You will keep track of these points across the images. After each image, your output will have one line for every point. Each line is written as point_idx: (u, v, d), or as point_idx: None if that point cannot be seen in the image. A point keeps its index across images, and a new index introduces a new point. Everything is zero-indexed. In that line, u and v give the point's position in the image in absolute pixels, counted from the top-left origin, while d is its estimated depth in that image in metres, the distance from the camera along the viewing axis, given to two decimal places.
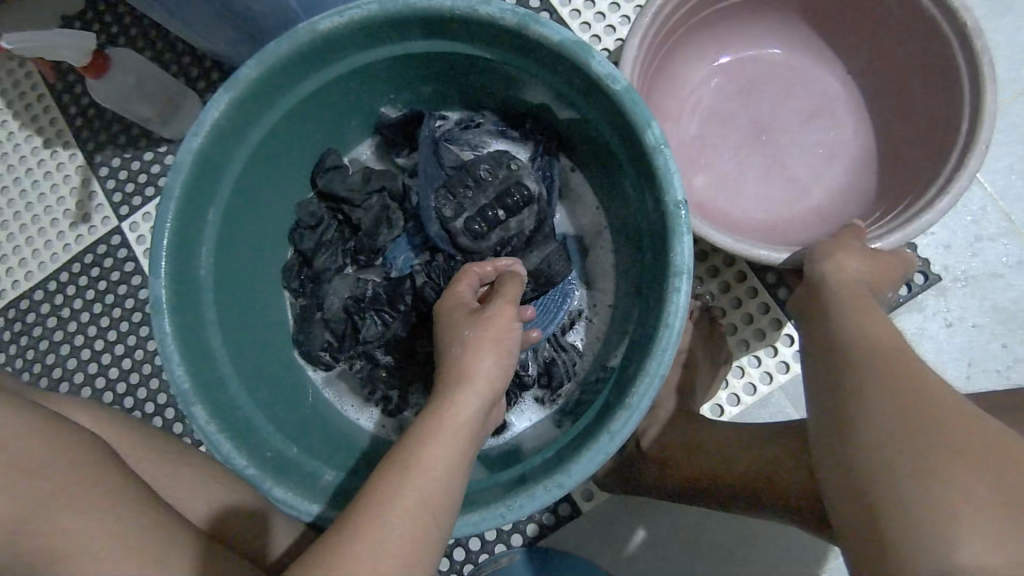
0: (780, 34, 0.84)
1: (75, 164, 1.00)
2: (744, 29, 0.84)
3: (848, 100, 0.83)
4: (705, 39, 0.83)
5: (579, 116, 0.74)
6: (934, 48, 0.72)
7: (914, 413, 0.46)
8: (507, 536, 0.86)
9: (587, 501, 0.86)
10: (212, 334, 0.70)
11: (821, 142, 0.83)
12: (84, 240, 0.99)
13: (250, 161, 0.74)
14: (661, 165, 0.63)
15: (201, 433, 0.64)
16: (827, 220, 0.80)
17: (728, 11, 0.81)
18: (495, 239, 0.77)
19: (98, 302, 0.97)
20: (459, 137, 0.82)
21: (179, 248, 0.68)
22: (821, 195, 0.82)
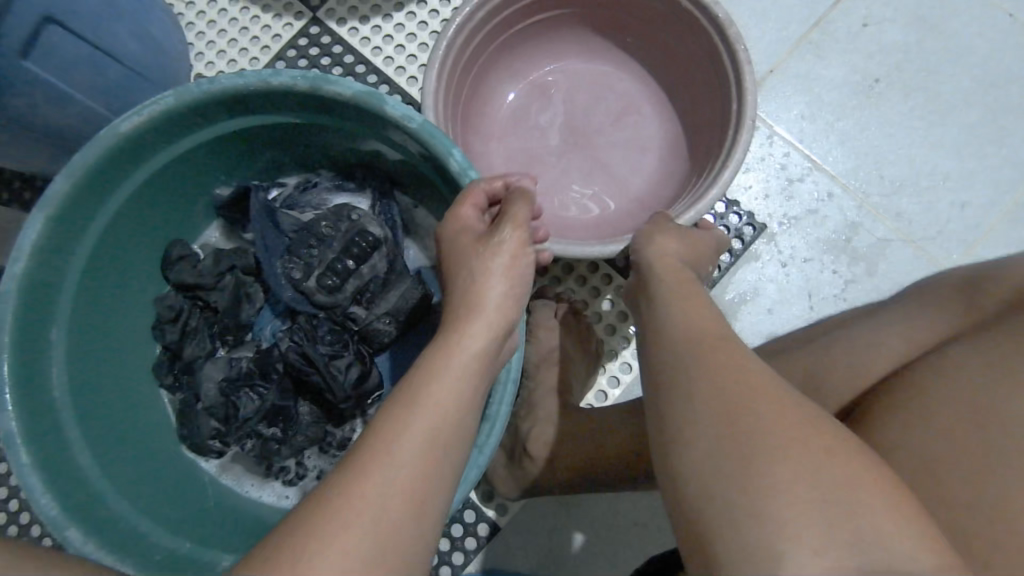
0: (576, 45, 0.90)
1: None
2: (544, 46, 0.90)
3: (650, 95, 0.90)
4: (510, 61, 0.89)
5: (401, 158, 0.79)
6: (695, 38, 0.79)
7: (724, 402, 0.46)
8: (434, 571, 0.86)
9: (502, 516, 0.88)
10: (79, 455, 0.70)
11: (633, 136, 0.89)
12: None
13: (87, 272, 0.74)
14: (469, 185, 0.67)
15: (80, 556, 0.63)
16: (648, 204, 0.86)
17: (525, 31, 0.86)
18: (351, 288, 0.80)
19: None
20: (298, 201, 0.84)
21: (23, 378, 0.67)
22: (642, 184, 0.87)
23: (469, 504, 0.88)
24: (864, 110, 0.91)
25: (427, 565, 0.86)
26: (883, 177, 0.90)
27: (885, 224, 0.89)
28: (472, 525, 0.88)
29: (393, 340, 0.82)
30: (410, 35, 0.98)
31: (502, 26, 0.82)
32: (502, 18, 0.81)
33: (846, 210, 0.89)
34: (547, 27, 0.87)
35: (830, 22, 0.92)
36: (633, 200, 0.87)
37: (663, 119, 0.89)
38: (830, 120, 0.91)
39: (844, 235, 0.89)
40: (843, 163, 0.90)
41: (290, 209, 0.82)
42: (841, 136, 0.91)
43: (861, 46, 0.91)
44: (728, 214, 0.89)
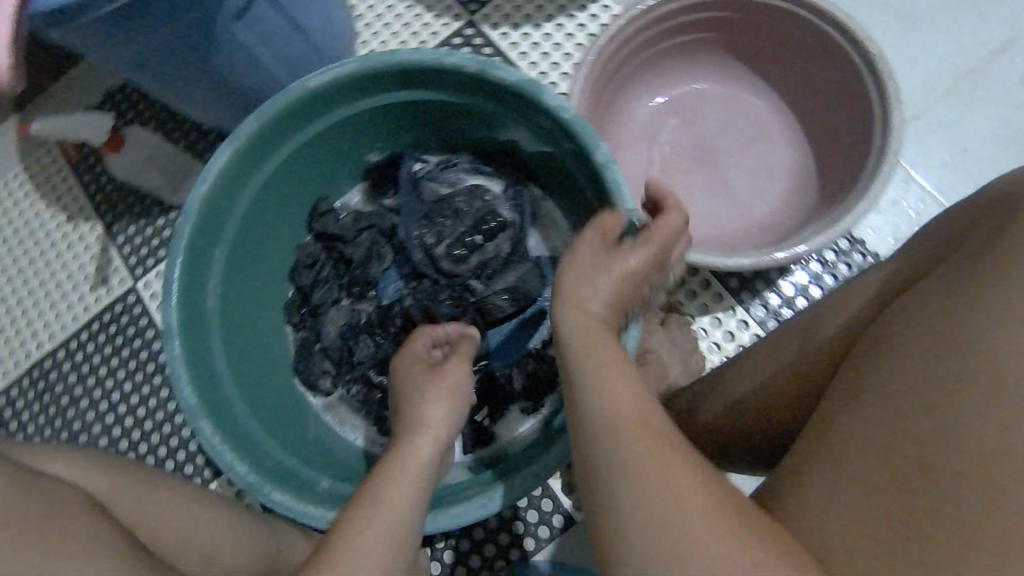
0: (719, 68, 0.92)
1: (94, 235, 1.07)
2: (688, 65, 0.92)
3: (784, 124, 0.91)
4: (652, 78, 0.92)
5: (544, 152, 0.83)
6: (847, 73, 0.81)
7: (667, 483, 0.41)
8: (506, 550, 0.88)
9: (579, 510, 0.88)
10: (218, 361, 0.78)
11: (762, 162, 0.90)
12: (102, 302, 1.05)
13: (252, 205, 0.83)
14: (611, 179, 0.71)
15: (207, 445, 0.71)
16: (771, 230, 0.87)
17: (669, 49, 0.90)
18: (474, 262, 0.85)
19: (116, 356, 1.03)
20: (440, 176, 0.90)
21: (187, 283, 0.76)
22: (765, 209, 0.88)
23: (548, 493, 0.89)
24: (1011, 166, 0.89)
25: (500, 543, 0.88)
26: None
27: None
28: (548, 514, 0.89)
29: (505, 317, 0.85)
30: (565, 40, 0.99)
31: (649, 41, 0.86)
32: (651, 34, 0.86)
33: None
34: (692, 47, 0.90)
35: (981, 76, 0.91)
36: (755, 223, 0.88)
37: (796, 150, 0.90)
38: (971, 173, 0.89)
39: None
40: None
41: (431, 182, 0.89)
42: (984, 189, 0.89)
43: (1013, 103, 0.90)
44: (852, 251, 0.89)
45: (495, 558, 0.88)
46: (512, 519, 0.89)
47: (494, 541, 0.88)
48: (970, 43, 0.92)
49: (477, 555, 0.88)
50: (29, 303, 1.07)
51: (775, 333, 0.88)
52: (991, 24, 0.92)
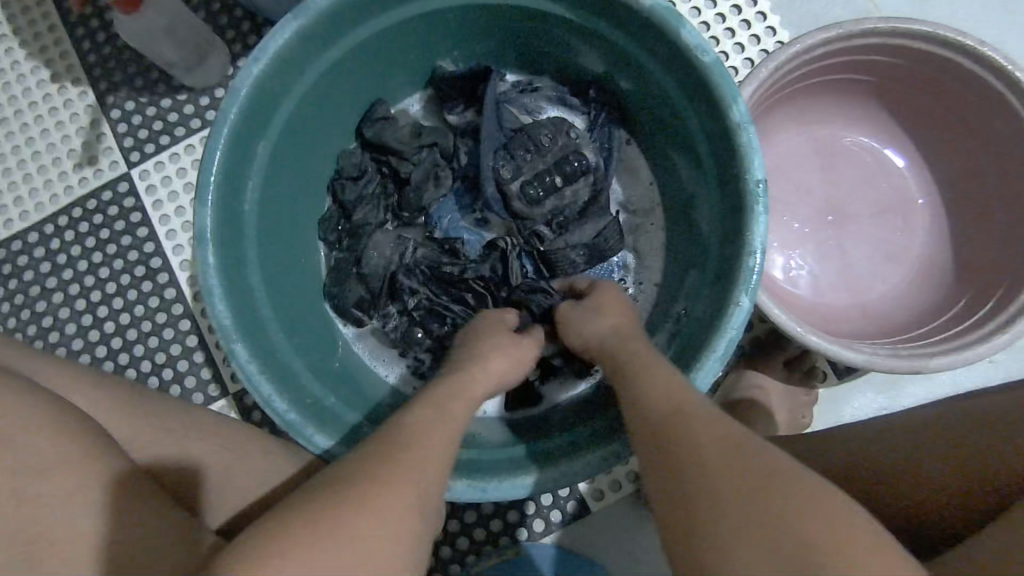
0: (875, 123, 0.82)
1: (84, 103, 0.83)
2: (843, 111, 0.82)
3: (926, 207, 0.81)
4: (801, 108, 0.81)
5: (643, 91, 0.73)
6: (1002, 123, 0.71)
7: (751, 497, 0.40)
8: (513, 528, 0.81)
9: (598, 501, 0.80)
10: (252, 276, 0.66)
11: (884, 241, 0.81)
12: (87, 185, 0.83)
13: (307, 96, 0.70)
14: (745, 143, 0.60)
15: (242, 372, 0.60)
16: (879, 314, 0.79)
17: (829, 85, 0.79)
18: (549, 206, 0.75)
19: (99, 252, 0.81)
20: (516, 100, 0.79)
21: (228, 177, 0.63)
22: (876, 296, 0.80)
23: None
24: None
25: (507, 520, 0.81)
26: None
27: None
28: (562, 500, 0.81)
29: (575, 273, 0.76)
30: None
31: (815, 72, 0.75)
32: (818, 66, 0.75)
33: None
34: (854, 90, 0.80)
35: None
36: (865, 304, 0.80)
37: (927, 238, 0.81)
38: None
39: None
40: None
41: (510, 106, 0.78)
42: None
43: None
44: None
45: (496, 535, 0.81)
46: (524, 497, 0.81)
47: (501, 517, 0.81)
48: None
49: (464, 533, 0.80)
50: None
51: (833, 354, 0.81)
52: None
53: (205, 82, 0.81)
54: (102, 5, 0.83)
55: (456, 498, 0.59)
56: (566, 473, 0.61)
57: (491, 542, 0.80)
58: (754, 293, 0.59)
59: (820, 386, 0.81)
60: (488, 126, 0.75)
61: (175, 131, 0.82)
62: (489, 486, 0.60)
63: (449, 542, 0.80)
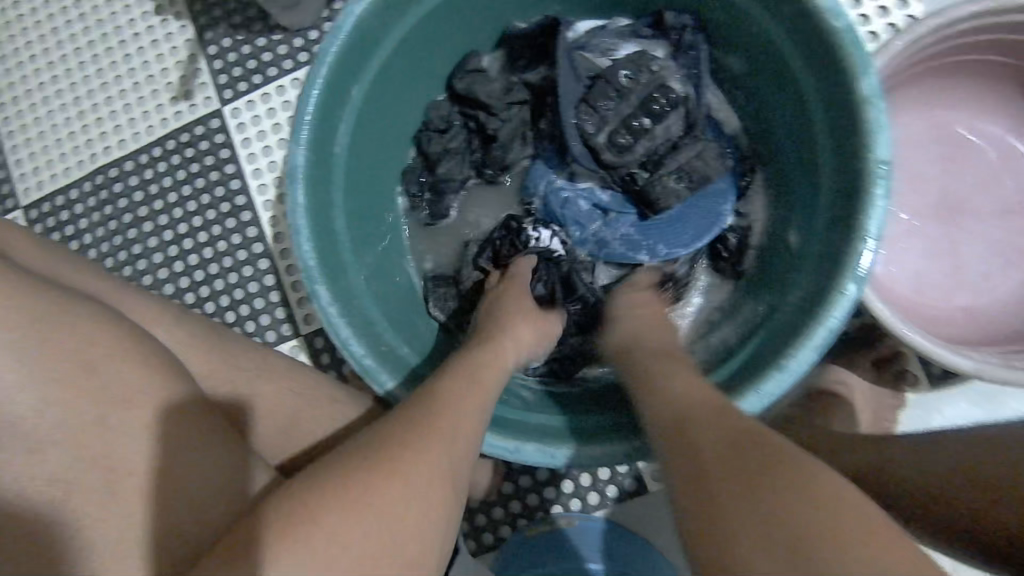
0: (1013, 111, 0.74)
1: (183, 37, 0.84)
2: (977, 94, 0.74)
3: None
4: (931, 89, 0.73)
5: (757, 54, 0.67)
6: None
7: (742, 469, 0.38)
8: (566, 498, 0.80)
9: (656, 483, 0.78)
10: (338, 220, 0.66)
11: (1006, 242, 0.74)
12: (181, 119, 0.84)
13: (406, 39, 0.68)
14: (872, 117, 0.55)
15: (322, 314, 0.61)
16: (989, 321, 0.72)
17: (965, 63, 0.71)
18: (641, 151, 0.71)
19: (189, 186, 0.83)
20: (590, 45, 0.75)
21: (322, 118, 0.63)
22: (989, 301, 0.73)
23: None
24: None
25: (562, 489, 0.80)
26: None
27: None
28: (620, 475, 0.79)
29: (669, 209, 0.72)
30: None
31: (950, 49, 0.68)
32: (957, 42, 0.67)
33: None
34: (995, 70, 0.71)
35: None
36: (973, 309, 0.73)
37: None
38: None
39: None
40: None
41: (584, 53, 0.74)
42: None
43: None
44: None
45: (549, 502, 0.80)
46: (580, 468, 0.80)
47: (556, 485, 0.80)
48: None
49: (513, 497, 0.80)
50: (96, 96, 0.87)
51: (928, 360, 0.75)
52: None
53: (300, 23, 0.81)
54: None
55: (524, 460, 0.59)
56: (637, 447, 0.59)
57: (542, 508, 0.80)
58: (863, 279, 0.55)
59: (910, 391, 0.75)
60: (564, 80, 0.71)
61: (268, 71, 0.82)
62: (558, 451, 0.59)
63: (501, 504, 0.80)
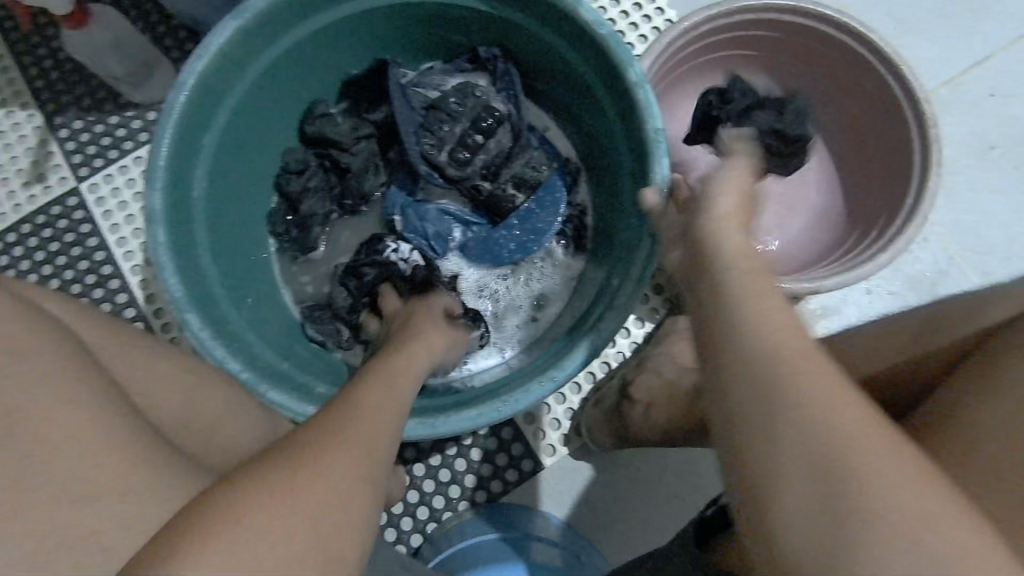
0: (766, 94, 0.93)
1: (31, 125, 0.87)
2: (738, 84, 0.92)
3: (822, 165, 0.91)
4: (702, 83, 0.91)
5: (556, 69, 0.81)
6: (869, 81, 0.82)
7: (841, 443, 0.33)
8: (471, 493, 0.83)
9: (551, 456, 0.84)
10: (202, 257, 0.70)
11: (786, 194, 0.91)
12: (36, 201, 0.86)
13: (248, 92, 0.76)
14: (642, 99, 0.69)
15: (196, 339, 0.64)
16: (785, 257, 0.88)
17: (723, 60, 0.89)
18: (480, 163, 0.82)
19: (51, 264, 0.84)
20: (423, 82, 0.86)
21: (175, 165, 0.68)
22: (783, 242, 0.89)
23: (518, 437, 0.85)
24: (968, 172, 0.91)
25: (466, 485, 0.84)
26: (975, 233, 0.90)
27: (970, 277, 0.89)
28: (517, 459, 0.84)
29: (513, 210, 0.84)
30: None
31: (705, 48, 0.85)
32: (709, 41, 0.84)
33: (938, 257, 0.90)
34: (746, 63, 0.90)
35: (981, 71, 0.93)
36: (773, 250, 0.88)
37: (822, 188, 0.90)
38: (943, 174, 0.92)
39: (931, 279, 0.89)
40: (941, 212, 0.91)
41: (418, 88, 0.85)
42: (946, 194, 0.91)
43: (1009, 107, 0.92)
44: None
45: (456, 501, 0.83)
46: (479, 461, 0.84)
47: (460, 483, 0.84)
48: (958, 47, 0.94)
49: (420, 504, 0.83)
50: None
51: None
52: (1004, 22, 0.94)
53: (152, 97, 0.87)
54: (48, 33, 0.88)
55: (406, 435, 0.64)
56: (508, 403, 0.66)
57: (451, 507, 0.83)
58: None
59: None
60: (402, 113, 0.82)
61: (122, 145, 0.86)
62: (438, 420, 0.65)
63: (410, 512, 0.82)
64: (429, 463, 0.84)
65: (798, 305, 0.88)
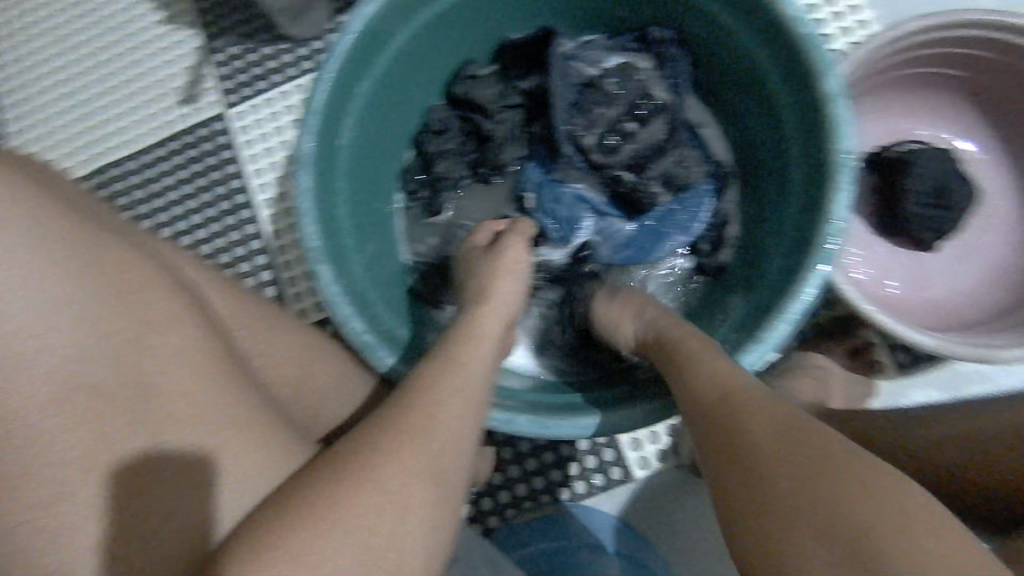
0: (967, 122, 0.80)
1: (192, 45, 0.89)
2: (937, 108, 0.80)
3: (1013, 213, 0.79)
4: (895, 99, 0.79)
5: (732, 65, 0.73)
6: None
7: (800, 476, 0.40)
8: (554, 487, 0.81)
9: (642, 469, 0.81)
10: (341, 207, 0.70)
11: (964, 242, 0.80)
12: (187, 120, 0.88)
13: (407, 44, 0.73)
14: (833, 118, 0.61)
15: (326, 293, 0.64)
16: (946, 311, 0.78)
17: (928, 77, 0.77)
18: (627, 153, 0.76)
19: (192, 185, 0.86)
20: (580, 55, 0.78)
21: (329, 113, 0.67)
22: (949, 294, 0.79)
23: (612, 442, 0.82)
24: None
25: (550, 479, 0.81)
26: None
27: None
28: (606, 464, 0.82)
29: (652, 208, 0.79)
30: None
31: (910, 63, 0.74)
32: (916, 55, 0.73)
33: None
34: (954, 84, 0.77)
35: None
36: (933, 301, 0.79)
37: (1010, 242, 0.79)
38: None
39: None
40: None
41: (575, 62, 0.78)
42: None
43: None
44: None
45: (539, 492, 0.81)
46: (568, 457, 0.82)
47: (545, 475, 0.82)
48: None
49: (503, 487, 0.81)
50: (104, 98, 0.90)
51: (893, 349, 0.78)
52: None
53: (306, 32, 0.85)
54: None
55: (517, 431, 0.62)
56: (624, 420, 0.63)
57: (532, 497, 0.81)
58: (833, 260, 0.60)
59: (877, 379, 0.79)
60: (555, 86, 0.76)
61: (272, 77, 0.87)
62: (549, 422, 0.62)
63: (491, 494, 0.81)
64: (518, 449, 0.82)
65: (947, 366, 0.78)
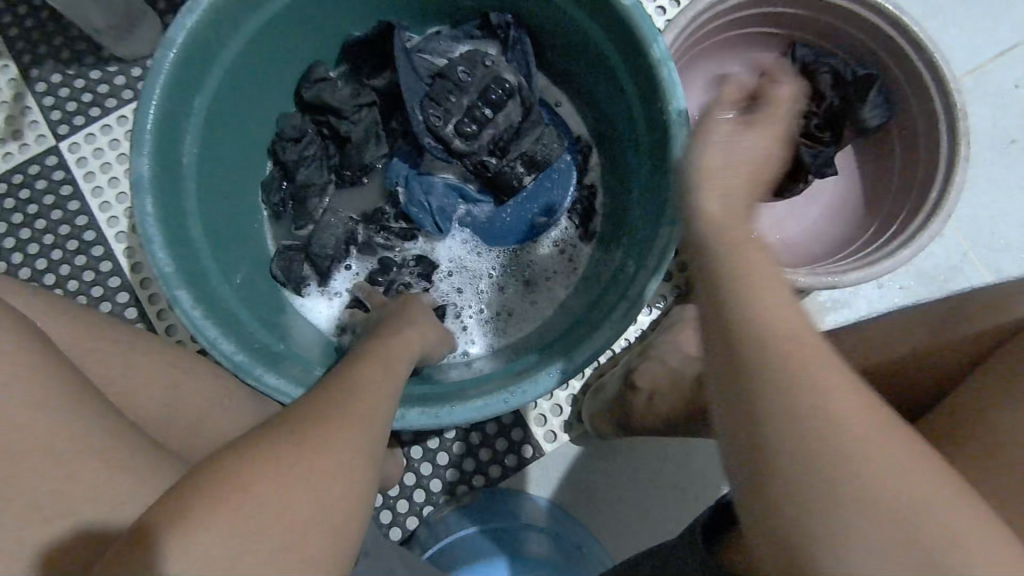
0: None
1: (6, 76, 0.81)
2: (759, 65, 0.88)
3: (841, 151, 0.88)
4: (723, 60, 0.86)
5: (570, 40, 0.76)
6: (898, 68, 0.77)
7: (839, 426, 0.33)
8: (469, 477, 0.81)
9: (550, 444, 0.82)
10: (192, 227, 0.66)
11: None
12: (12, 159, 0.80)
13: (243, 51, 0.70)
14: (664, 77, 0.65)
15: (186, 318, 0.60)
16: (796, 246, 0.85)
17: (746, 37, 0.84)
18: (487, 137, 0.78)
19: (29, 228, 0.79)
20: (429, 49, 0.81)
21: (164, 129, 0.63)
22: (799, 231, 0.86)
23: (519, 422, 0.82)
24: (992, 168, 0.88)
25: (463, 469, 0.81)
26: (997, 230, 0.87)
27: (985, 277, 0.86)
28: (517, 444, 0.82)
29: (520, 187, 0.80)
30: None
31: (728, 24, 0.81)
32: (734, 17, 0.79)
33: (953, 252, 0.86)
34: (769, 41, 0.85)
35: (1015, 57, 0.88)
36: (785, 238, 0.86)
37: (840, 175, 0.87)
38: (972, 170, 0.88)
39: (944, 274, 0.86)
40: (962, 210, 0.87)
41: (423, 54, 0.80)
42: (968, 187, 0.87)
43: None
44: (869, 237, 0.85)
45: (454, 485, 0.81)
46: (478, 445, 0.82)
47: (457, 467, 0.81)
48: (990, 34, 0.89)
49: (418, 487, 0.81)
50: None
51: None
52: None
53: (137, 52, 0.80)
54: None
55: (410, 425, 0.61)
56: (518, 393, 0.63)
57: (448, 492, 0.81)
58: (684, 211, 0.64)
59: None
60: (405, 80, 0.77)
61: (105, 102, 0.81)
62: (442, 411, 0.62)
63: (406, 495, 0.80)
64: (428, 446, 0.81)
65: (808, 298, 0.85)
